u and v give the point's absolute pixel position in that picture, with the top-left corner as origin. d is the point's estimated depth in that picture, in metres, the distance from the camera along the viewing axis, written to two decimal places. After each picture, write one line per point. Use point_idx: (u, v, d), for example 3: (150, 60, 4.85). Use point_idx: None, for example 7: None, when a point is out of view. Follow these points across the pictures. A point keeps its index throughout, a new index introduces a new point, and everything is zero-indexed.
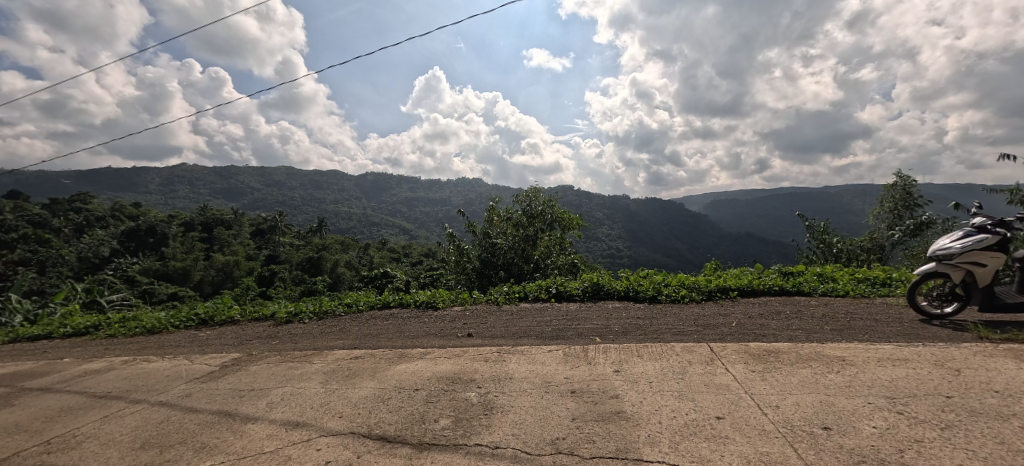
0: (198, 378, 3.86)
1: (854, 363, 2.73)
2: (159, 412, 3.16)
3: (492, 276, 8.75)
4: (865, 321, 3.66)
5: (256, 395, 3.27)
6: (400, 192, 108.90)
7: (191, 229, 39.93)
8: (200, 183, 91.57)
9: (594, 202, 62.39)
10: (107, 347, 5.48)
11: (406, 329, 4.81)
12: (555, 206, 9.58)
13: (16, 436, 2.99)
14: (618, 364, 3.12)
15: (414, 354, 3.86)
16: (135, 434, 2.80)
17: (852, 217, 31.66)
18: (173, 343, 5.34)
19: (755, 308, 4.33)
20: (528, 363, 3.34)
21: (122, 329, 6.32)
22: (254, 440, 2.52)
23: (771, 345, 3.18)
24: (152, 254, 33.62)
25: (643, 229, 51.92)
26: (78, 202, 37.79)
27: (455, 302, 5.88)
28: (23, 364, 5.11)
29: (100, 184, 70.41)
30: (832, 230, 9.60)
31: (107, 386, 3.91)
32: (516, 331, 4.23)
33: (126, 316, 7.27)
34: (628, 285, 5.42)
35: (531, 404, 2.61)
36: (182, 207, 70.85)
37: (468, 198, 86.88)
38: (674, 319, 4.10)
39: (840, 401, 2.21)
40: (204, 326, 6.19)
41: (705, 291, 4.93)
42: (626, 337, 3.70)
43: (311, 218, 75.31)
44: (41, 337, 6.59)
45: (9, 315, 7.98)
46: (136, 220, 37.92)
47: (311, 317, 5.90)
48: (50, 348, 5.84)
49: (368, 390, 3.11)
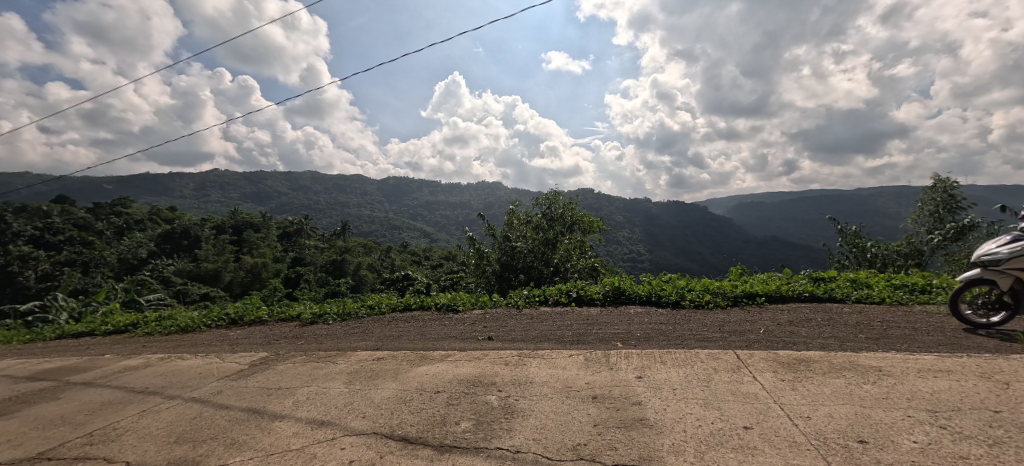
0: (228, 377, 4.00)
1: (891, 373, 2.61)
2: (192, 408, 3.29)
3: (511, 279, 8.73)
4: (903, 330, 3.50)
5: (283, 394, 3.36)
6: (420, 195, 110.74)
7: (222, 232, 41.46)
8: (231, 187, 95.14)
9: (615, 205, 61.86)
10: (144, 345, 5.76)
11: (427, 330, 4.87)
12: (575, 209, 9.66)
13: (61, 428, 3.17)
14: (640, 371, 3.07)
15: (435, 357, 3.90)
16: (169, 429, 2.92)
17: (888, 221, 30.44)
18: (205, 342, 5.56)
19: (784, 315, 4.18)
20: (549, 368, 3.33)
21: (158, 328, 6.62)
22: (281, 438, 2.59)
23: (801, 354, 3.07)
24: (185, 256, 35.07)
25: (665, 232, 51.05)
26: (119, 206, 39.75)
27: (475, 305, 5.91)
28: (69, 359, 5.41)
29: (139, 189, 73.77)
30: (866, 234, 9.19)
31: (143, 382, 4.09)
32: (536, 335, 4.22)
33: (161, 315, 7.60)
34: (650, 289, 5.34)
35: (552, 409, 2.59)
36: (214, 210, 73.71)
37: (487, 202, 87.61)
38: (698, 325, 4.03)
39: (877, 414, 2.12)
40: (234, 325, 6.42)
41: (730, 297, 4.81)
42: (648, 343, 3.65)
43: (335, 222, 77.08)
44: (85, 334, 6.99)
45: (57, 312, 8.50)
46: (171, 223, 39.59)
47: (334, 318, 6.04)
48: (92, 344, 6.19)
49: (390, 392, 3.16)
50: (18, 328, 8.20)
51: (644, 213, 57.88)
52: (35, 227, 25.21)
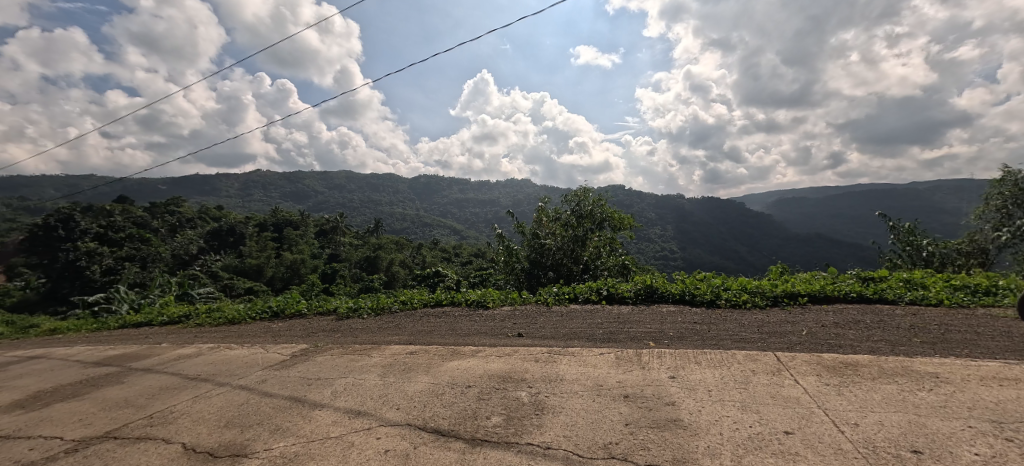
0: (272, 366, 4.24)
1: (950, 381, 2.43)
2: (240, 395, 3.51)
3: (540, 277, 8.74)
4: (964, 334, 3.25)
5: (322, 385, 3.53)
6: (450, 194, 112.68)
7: (264, 229, 43.58)
8: (272, 186, 99.80)
9: (646, 202, 60.69)
10: (196, 334, 6.19)
11: (458, 326, 4.95)
12: (605, 205, 9.44)
13: (125, 410, 3.46)
14: (673, 370, 3.02)
15: (466, 352, 3.97)
16: (220, 414, 3.13)
17: (948, 217, 28.30)
18: (250, 333, 5.90)
19: (829, 316, 3.98)
20: (579, 365, 3.33)
21: (208, 319, 7.09)
22: (321, 425, 2.73)
23: (848, 357, 2.92)
24: (231, 252, 37.13)
25: (699, 230, 49.48)
26: (172, 205, 42.55)
27: (505, 302, 5.96)
28: (130, 347, 5.89)
29: (190, 189, 78.45)
30: (923, 230, 8.56)
31: (196, 370, 4.40)
32: (566, 332, 4.21)
33: (211, 307, 8.12)
34: (683, 288, 5.21)
35: (582, 406, 2.60)
36: (256, 209, 77.48)
37: (516, 199, 87.81)
38: (735, 325, 3.90)
39: (933, 423, 1.99)
40: (276, 318, 6.78)
41: (769, 296, 4.62)
42: (682, 342, 3.57)
43: (369, 220, 79.43)
44: (144, 324, 7.57)
45: (119, 303, 9.24)
46: (218, 222, 42.00)
47: (369, 312, 6.25)
48: (151, 334, 6.70)
49: (423, 385, 3.25)
50: (87, 317, 9.04)
51: (677, 211, 56.44)
52: (99, 225, 26.23)
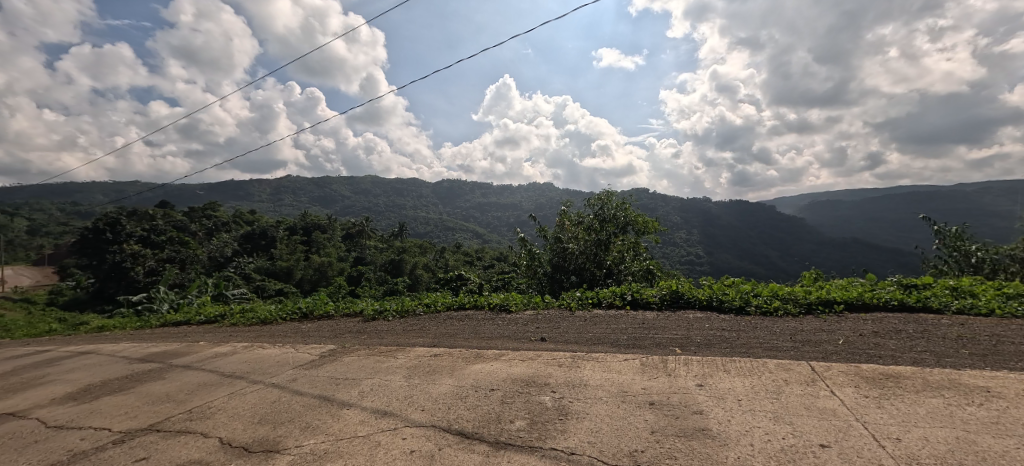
0: (302, 366, 4.39)
1: (1003, 396, 2.29)
2: (272, 393, 3.65)
3: (563, 281, 8.70)
4: (1018, 346, 3.05)
5: (349, 385, 3.63)
6: (473, 198, 113.75)
7: (294, 233, 45.17)
8: (301, 191, 103.36)
9: (671, 206, 59.63)
10: (231, 333, 6.49)
11: (481, 330, 5.00)
12: (628, 209, 9.37)
13: (167, 404, 3.67)
14: (701, 378, 2.96)
15: (489, 356, 4.00)
16: (254, 410, 3.27)
17: (1000, 222, 26.53)
18: (281, 333, 6.13)
19: (867, 325, 3.80)
20: (603, 371, 3.30)
21: (242, 319, 7.41)
22: (349, 424, 2.81)
23: (888, 369, 2.79)
24: (263, 254, 38.62)
25: (727, 234, 48.10)
26: (210, 209, 44.70)
27: (528, 306, 5.97)
28: (171, 344, 6.22)
29: (226, 194, 82.20)
30: (971, 235, 8.08)
31: (232, 367, 4.61)
32: (590, 337, 4.19)
33: (244, 308, 8.49)
34: (711, 294, 5.09)
35: (607, 412, 2.58)
36: (286, 213, 80.36)
37: (538, 203, 87.84)
38: (766, 333, 3.78)
39: (984, 440, 1.88)
40: (305, 319, 7.02)
41: (802, 304, 4.46)
42: (710, 350, 3.49)
43: (393, 223, 81.11)
44: (183, 323, 8.00)
45: (160, 303, 9.75)
46: (251, 225, 43.77)
47: (394, 314, 6.40)
48: (189, 332, 7.07)
49: (447, 388, 3.30)
50: (132, 315, 9.60)
51: (703, 215, 55.15)
52: (143, 229, 27.74)
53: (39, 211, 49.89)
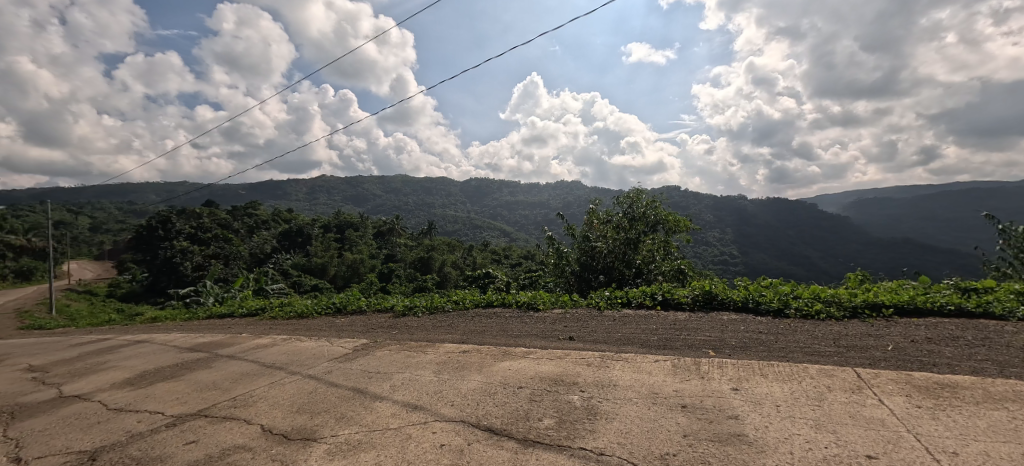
0: (337, 359, 4.56)
1: None
2: (309, 384, 3.81)
3: (591, 280, 8.63)
4: None
5: (381, 378, 3.75)
6: (500, 197, 114.16)
7: (329, 231, 46.84)
8: (335, 190, 106.96)
9: (704, 205, 57.87)
10: (271, 326, 6.82)
11: (509, 327, 5.04)
12: (659, 208, 9.16)
13: (215, 391, 3.91)
14: (735, 382, 2.87)
15: (517, 353, 4.04)
16: (293, 400, 3.43)
17: None
18: (317, 327, 6.39)
19: (919, 331, 3.57)
20: (632, 372, 3.26)
21: (281, 312, 7.79)
22: (381, 417, 2.91)
23: (944, 378, 2.61)
24: (300, 251, 40.25)
25: (764, 233, 46.14)
26: (251, 208, 47.07)
27: (555, 304, 5.96)
28: (216, 335, 6.61)
29: (265, 194, 86.17)
30: None
31: (271, 358, 4.85)
32: (619, 337, 4.14)
33: (282, 302, 8.90)
34: (746, 295, 4.92)
35: (637, 414, 2.55)
36: (321, 212, 83.48)
37: (565, 201, 87.14)
38: (806, 337, 3.63)
39: None
40: (339, 313, 7.29)
41: (847, 308, 4.23)
42: (746, 353, 3.38)
43: (422, 222, 82.62)
44: (227, 315, 8.50)
45: (207, 296, 10.38)
46: (289, 223, 45.69)
47: (423, 311, 6.54)
48: (232, 324, 7.48)
49: (476, 384, 3.36)
50: (181, 307, 10.27)
51: (738, 214, 53.17)
52: (191, 226, 29.40)
53: (101, 210, 53.99)
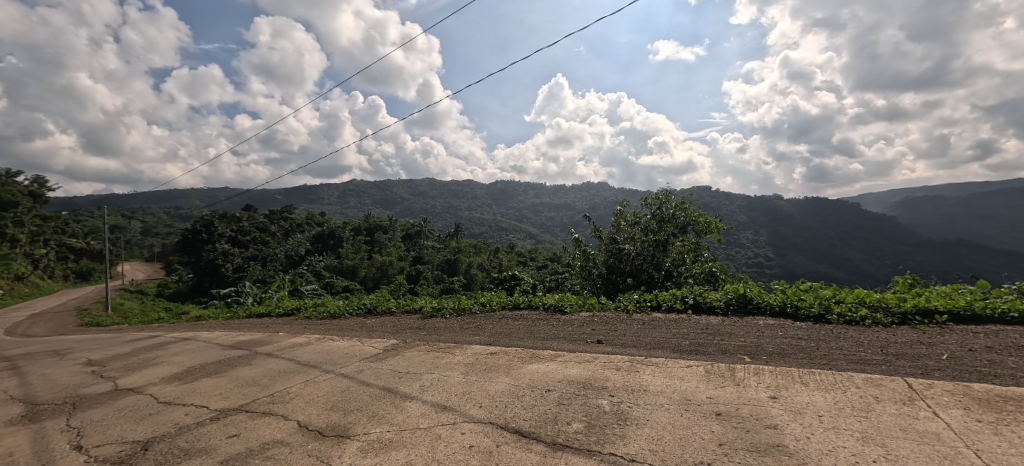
0: (368, 358, 4.70)
1: None
2: (342, 382, 3.95)
3: (618, 282, 8.51)
4: None
5: (411, 378, 3.84)
6: (525, 199, 114.25)
7: (359, 233, 48.24)
8: (365, 193, 110.13)
9: (736, 205, 56.00)
10: (305, 325, 7.11)
11: (536, 330, 5.04)
12: (688, 209, 8.95)
13: (255, 387, 4.11)
14: (774, 390, 2.76)
15: (545, 356, 4.03)
16: (328, 398, 3.56)
17: None
18: (349, 327, 6.61)
19: (978, 339, 3.32)
20: (663, 377, 3.20)
21: (315, 312, 8.10)
22: (411, 416, 2.98)
23: (1006, 390, 2.43)
24: (331, 253, 41.63)
25: (802, 234, 44.10)
26: (287, 212, 49.15)
27: (583, 307, 5.90)
28: (255, 333, 6.95)
29: (300, 199, 89.62)
30: None
31: (306, 357, 5.04)
32: (649, 342, 4.06)
33: (315, 302, 9.25)
34: (784, 299, 4.72)
35: (668, 420, 2.50)
36: (352, 215, 86.07)
37: (592, 203, 86.23)
38: (851, 344, 3.45)
39: None
40: (369, 314, 7.50)
41: (896, 313, 4.00)
42: (785, 360, 3.25)
43: (449, 224, 83.71)
44: (265, 314, 8.92)
45: (247, 296, 10.94)
46: (321, 226, 47.40)
47: (451, 312, 6.64)
48: (270, 323, 7.84)
49: (503, 386, 3.38)
50: (223, 306, 10.85)
51: (773, 215, 51.13)
52: (232, 230, 31.03)
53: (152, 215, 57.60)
